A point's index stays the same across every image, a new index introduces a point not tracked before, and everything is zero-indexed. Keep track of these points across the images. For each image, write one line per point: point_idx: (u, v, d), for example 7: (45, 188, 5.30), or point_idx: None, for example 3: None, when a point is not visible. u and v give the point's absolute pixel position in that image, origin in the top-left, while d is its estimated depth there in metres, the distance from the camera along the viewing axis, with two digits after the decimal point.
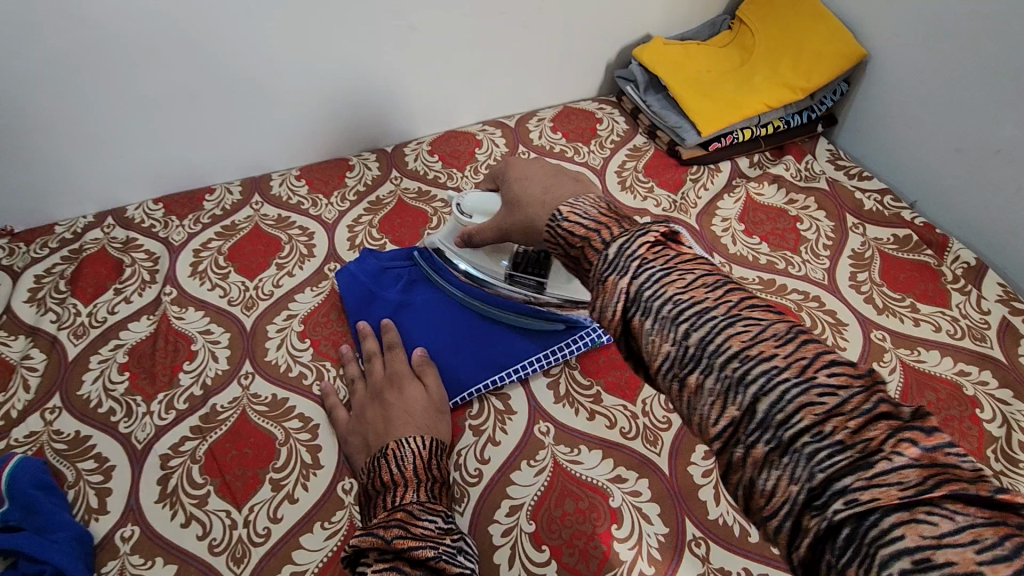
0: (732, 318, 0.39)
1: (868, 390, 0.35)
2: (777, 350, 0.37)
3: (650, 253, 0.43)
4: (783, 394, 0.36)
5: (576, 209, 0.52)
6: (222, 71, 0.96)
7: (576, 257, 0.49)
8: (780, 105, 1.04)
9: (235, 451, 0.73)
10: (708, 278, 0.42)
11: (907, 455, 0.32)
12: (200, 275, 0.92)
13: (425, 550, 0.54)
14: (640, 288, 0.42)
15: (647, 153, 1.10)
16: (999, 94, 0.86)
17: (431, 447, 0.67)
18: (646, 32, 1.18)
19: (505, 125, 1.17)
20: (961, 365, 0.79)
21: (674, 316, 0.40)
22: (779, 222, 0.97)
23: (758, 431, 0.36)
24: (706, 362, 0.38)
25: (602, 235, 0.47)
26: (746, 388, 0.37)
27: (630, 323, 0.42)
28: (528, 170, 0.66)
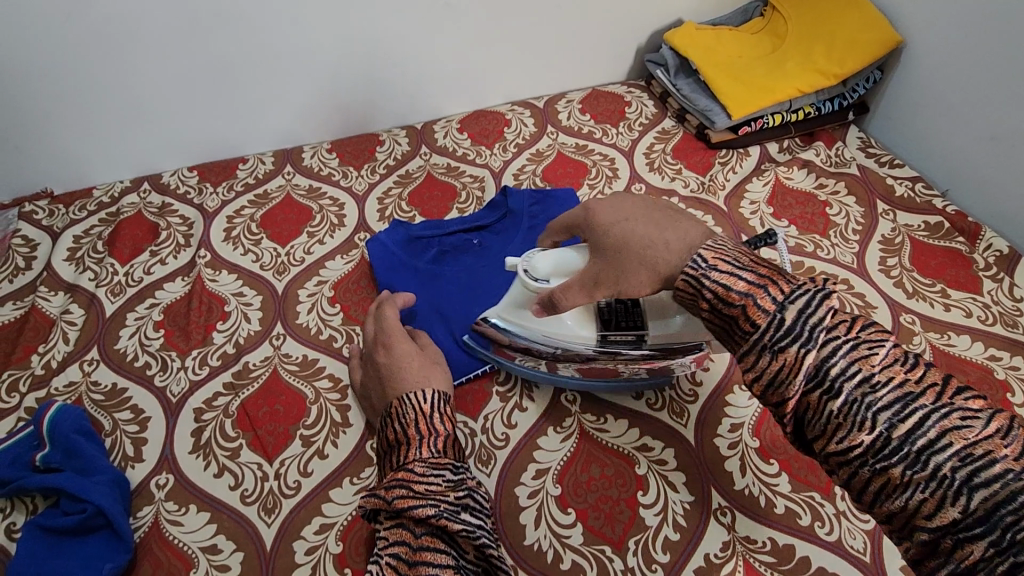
0: (944, 411, 0.41)
1: None
2: (1007, 450, 0.39)
3: (831, 322, 0.46)
4: (1009, 489, 0.38)
5: (720, 255, 0.52)
6: (259, 41, 0.97)
7: (732, 315, 0.50)
8: (812, 91, 1.04)
9: (267, 408, 0.74)
10: (897, 352, 0.45)
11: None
12: (233, 240, 0.94)
13: (425, 508, 0.55)
14: (827, 365, 0.45)
15: (676, 136, 1.10)
16: (1007, 95, 0.89)
17: (435, 401, 0.64)
18: (678, 16, 1.18)
19: (534, 106, 1.18)
20: (992, 350, 0.78)
21: (876, 403, 0.43)
22: (808, 206, 0.96)
23: (972, 519, 0.39)
24: (902, 452, 0.41)
25: (767, 293, 0.49)
26: (972, 489, 0.39)
27: (809, 398, 0.46)
28: (625, 212, 0.60)
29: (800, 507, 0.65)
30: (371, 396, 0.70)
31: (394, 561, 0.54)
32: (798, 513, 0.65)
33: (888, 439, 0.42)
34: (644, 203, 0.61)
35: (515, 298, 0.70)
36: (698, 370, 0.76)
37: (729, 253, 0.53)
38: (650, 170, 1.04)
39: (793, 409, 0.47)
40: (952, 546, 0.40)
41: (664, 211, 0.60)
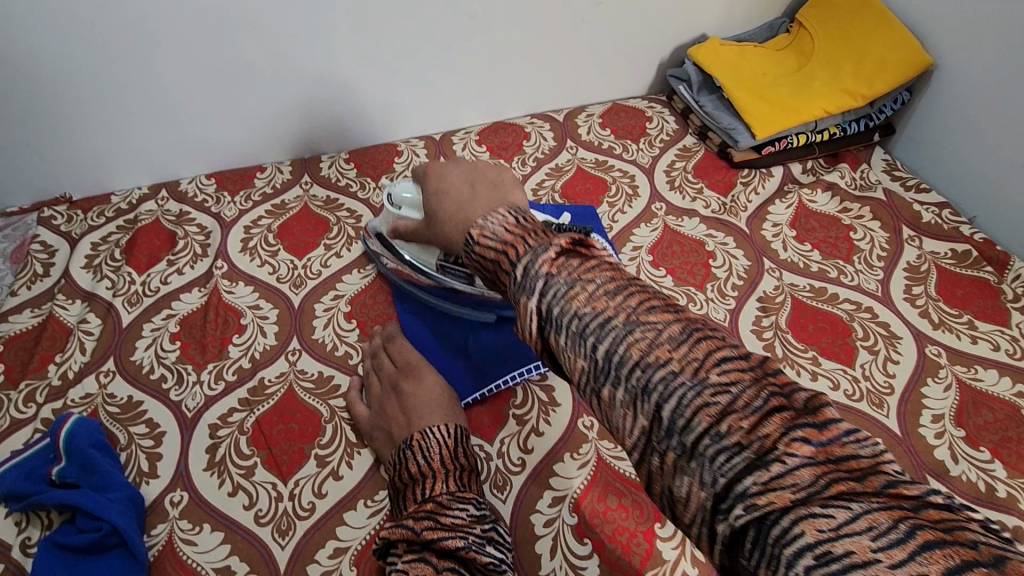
0: (631, 328, 0.39)
1: (759, 385, 0.35)
2: (675, 354, 0.37)
3: (554, 268, 0.42)
4: (680, 397, 0.36)
5: (484, 229, 0.51)
6: (283, 48, 0.97)
7: (492, 276, 0.49)
8: (839, 112, 1.02)
9: (282, 425, 0.74)
10: (611, 285, 0.41)
11: (800, 454, 0.32)
12: (250, 251, 0.94)
13: (454, 540, 0.54)
14: (549, 307, 0.41)
15: (697, 154, 1.09)
16: (1010, 94, 0.90)
17: (458, 438, 0.66)
18: (702, 31, 1.16)
19: (554, 119, 1.17)
20: (1020, 386, 0.76)
21: (582, 329, 0.39)
22: (832, 230, 0.95)
23: (666, 437, 0.36)
24: (614, 376, 0.38)
25: (511, 255, 0.46)
26: (650, 397, 0.36)
27: (549, 340, 0.42)
28: (444, 182, 0.63)
29: None
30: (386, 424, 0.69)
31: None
32: None
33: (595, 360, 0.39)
34: (470, 172, 0.63)
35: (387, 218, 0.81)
36: None
37: (495, 224, 0.50)
38: (670, 188, 1.03)
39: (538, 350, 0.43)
40: (663, 467, 0.36)
41: (478, 182, 0.61)
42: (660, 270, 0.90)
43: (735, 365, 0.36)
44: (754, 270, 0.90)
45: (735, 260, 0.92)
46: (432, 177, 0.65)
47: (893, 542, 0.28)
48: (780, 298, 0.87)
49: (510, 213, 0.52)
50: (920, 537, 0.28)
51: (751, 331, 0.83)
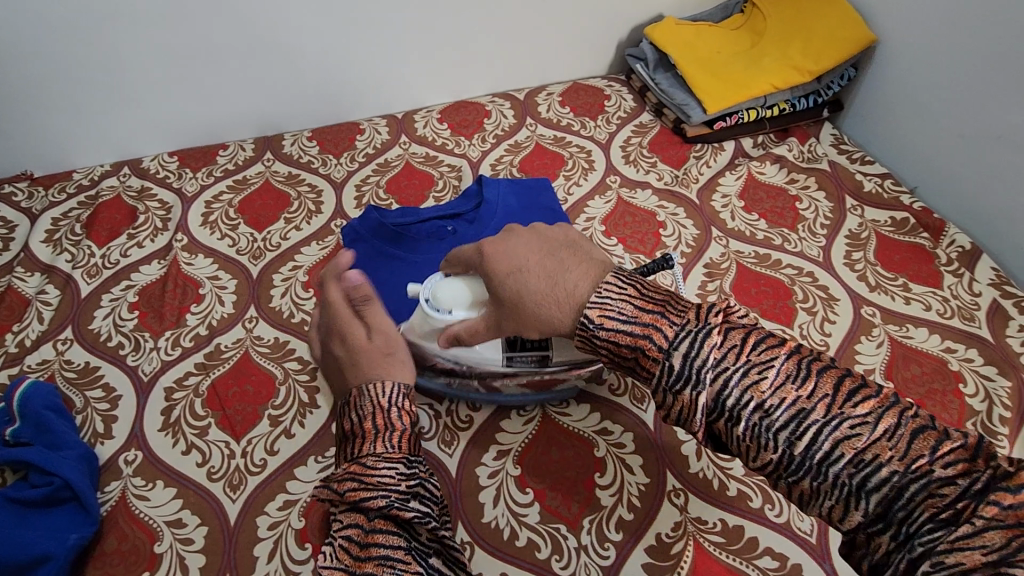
0: (836, 423, 0.44)
1: (981, 474, 0.41)
2: (892, 451, 0.43)
3: (721, 354, 0.48)
4: (904, 491, 0.42)
5: (607, 307, 0.53)
6: (241, 26, 0.98)
7: (630, 363, 0.53)
8: (787, 87, 1.05)
9: (237, 388, 0.76)
10: (790, 365, 0.47)
11: (989, 516, 0.39)
12: (211, 224, 0.95)
13: (377, 500, 0.54)
14: (723, 396, 0.47)
15: (652, 130, 1.11)
16: (960, 77, 0.92)
17: (393, 391, 0.63)
18: (659, 12, 1.19)
19: (515, 98, 1.19)
20: (949, 343, 0.79)
21: (773, 425, 0.46)
22: (778, 201, 0.98)
23: (884, 526, 0.43)
24: (808, 466, 0.45)
25: (655, 341, 0.50)
26: (868, 493, 0.43)
27: (717, 425, 0.49)
28: (517, 257, 0.59)
29: (750, 490, 0.67)
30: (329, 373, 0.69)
31: (345, 543, 0.54)
32: (749, 496, 0.67)
33: (790, 455, 0.45)
34: (532, 243, 0.60)
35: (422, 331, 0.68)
36: None
37: (615, 305, 0.53)
38: (625, 163, 1.06)
39: (708, 434, 0.49)
40: (870, 543, 0.44)
41: (556, 249, 0.59)
42: (612, 240, 0.93)
43: (959, 457, 0.42)
44: (703, 239, 0.93)
45: (684, 229, 0.94)
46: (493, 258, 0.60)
47: None
48: (725, 264, 0.90)
49: (624, 282, 0.54)
50: None
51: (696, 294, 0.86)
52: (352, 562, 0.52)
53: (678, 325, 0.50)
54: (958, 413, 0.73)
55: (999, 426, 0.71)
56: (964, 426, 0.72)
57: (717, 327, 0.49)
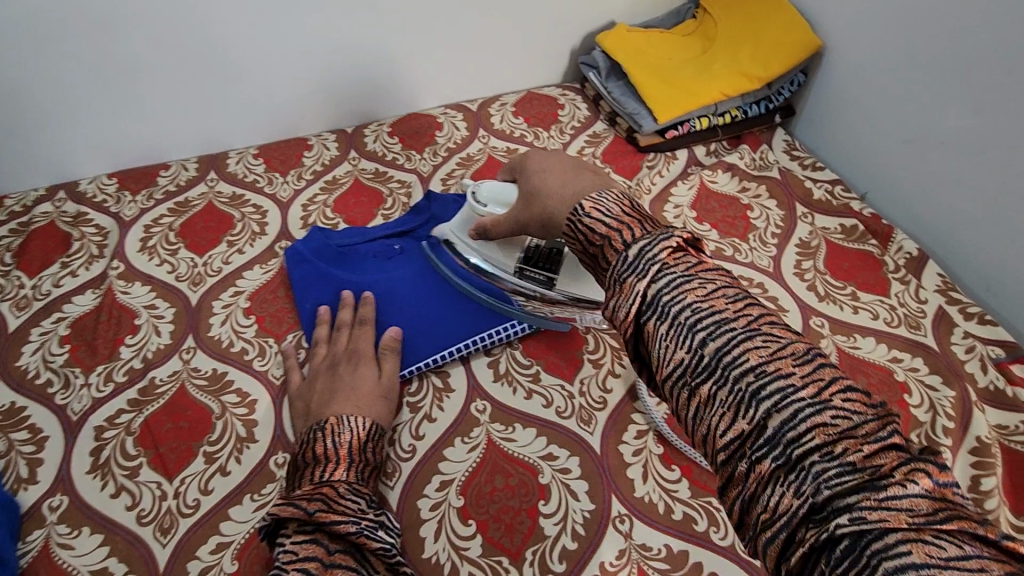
0: (751, 333, 0.40)
1: (882, 421, 0.37)
2: (796, 369, 0.38)
3: (671, 259, 0.45)
4: (797, 412, 0.37)
5: (599, 204, 0.52)
6: (176, 44, 0.95)
7: (595, 253, 0.50)
8: (737, 94, 1.05)
9: (171, 424, 0.73)
10: (729, 289, 0.43)
11: (919, 485, 0.34)
12: (149, 250, 0.92)
13: (346, 524, 0.55)
14: (658, 291, 0.43)
15: (606, 140, 1.10)
16: (903, 84, 0.92)
17: (375, 431, 0.68)
18: (611, 19, 1.18)
19: (467, 109, 1.17)
20: (895, 352, 0.79)
21: (695, 323, 0.41)
22: (730, 210, 0.97)
23: (768, 447, 0.37)
24: (715, 371, 0.40)
25: (624, 236, 0.48)
26: (761, 403, 0.38)
27: (644, 325, 0.44)
28: (546, 161, 0.64)
29: (696, 513, 0.66)
30: (307, 397, 0.72)
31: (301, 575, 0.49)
32: (695, 519, 0.66)
33: (701, 357, 0.40)
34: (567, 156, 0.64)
35: (460, 225, 0.78)
36: (609, 376, 0.78)
37: (607, 203, 0.52)
38: None
39: (628, 333, 0.45)
40: (750, 473, 0.37)
41: (581, 165, 0.61)
42: None
43: (861, 399, 0.38)
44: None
45: None
46: (533, 159, 0.66)
47: None
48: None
49: (621, 195, 0.53)
50: None
51: None
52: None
53: (649, 231, 0.48)
54: (902, 424, 0.73)
55: (942, 438, 0.71)
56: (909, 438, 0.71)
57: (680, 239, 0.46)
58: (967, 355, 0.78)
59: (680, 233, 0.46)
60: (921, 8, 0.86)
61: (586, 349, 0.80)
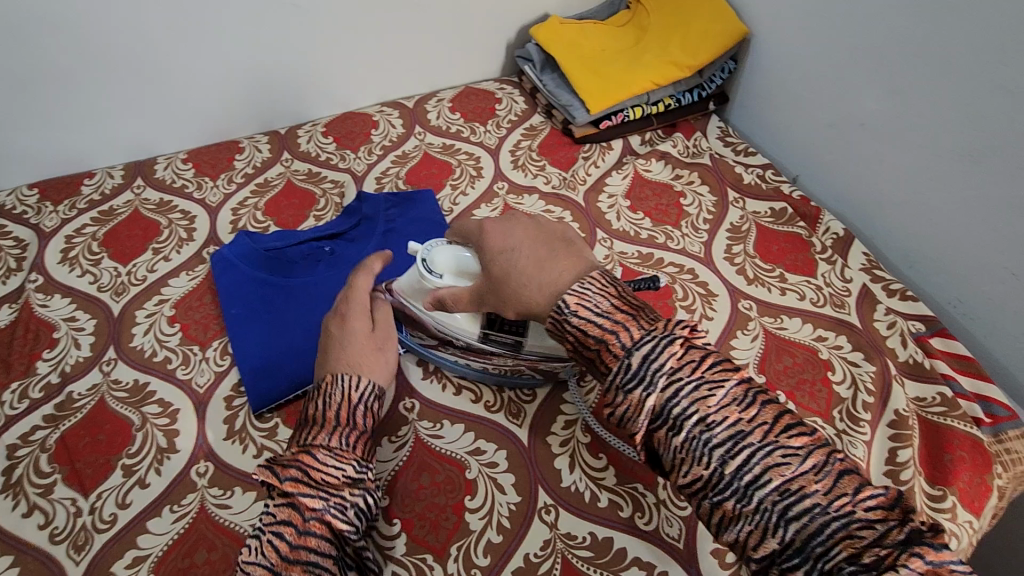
0: (769, 447, 0.47)
1: (901, 523, 0.44)
2: (818, 484, 0.45)
3: (677, 363, 0.51)
4: (823, 526, 0.44)
5: (584, 298, 0.57)
6: (89, 51, 0.92)
7: (592, 355, 0.56)
8: (668, 83, 1.06)
9: (89, 438, 0.71)
10: (738, 390, 0.50)
11: (913, 568, 0.42)
12: (70, 261, 0.90)
13: (315, 500, 0.54)
14: (667, 402, 0.50)
15: (542, 132, 1.10)
16: (824, 68, 0.93)
17: (370, 391, 0.62)
18: (544, 11, 1.18)
19: (404, 106, 1.16)
20: (819, 331, 0.81)
21: (712, 441, 0.48)
22: (663, 198, 0.98)
23: (795, 556, 0.45)
24: (734, 487, 0.47)
25: (621, 338, 0.54)
26: (789, 522, 0.45)
27: (656, 433, 0.51)
28: (513, 238, 0.64)
29: (622, 500, 0.67)
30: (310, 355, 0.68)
31: (275, 539, 0.52)
32: (620, 506, 0.66)
33: (722, 474, 0.47)
34: (533, 229, 0.65)
35: (410, 287, 0.70)
36: None
37: (592, 297, 0.57)
38: (513, 168, 1.04)
39: (645, 442, 0.52)
40: None
41: (547, 241, 0.63)
42: None
43: (878, 502, 0.45)
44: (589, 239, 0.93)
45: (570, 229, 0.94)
46: (492, 230, 0.66)
47: None
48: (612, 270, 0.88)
49: (604, 282, 0.59)
50: None
51: None
52: (281, 558, 0.51)
53: (646, 330, 0.54)
54: (825, 402, 0.74)
55: (862, 413, 0.72)
56: (831, 415, 0.73)
57: (677, 339, 0.52)
58: (889, 330, 0.80)
59: (678, 334, 0.53)
60: None
61: None
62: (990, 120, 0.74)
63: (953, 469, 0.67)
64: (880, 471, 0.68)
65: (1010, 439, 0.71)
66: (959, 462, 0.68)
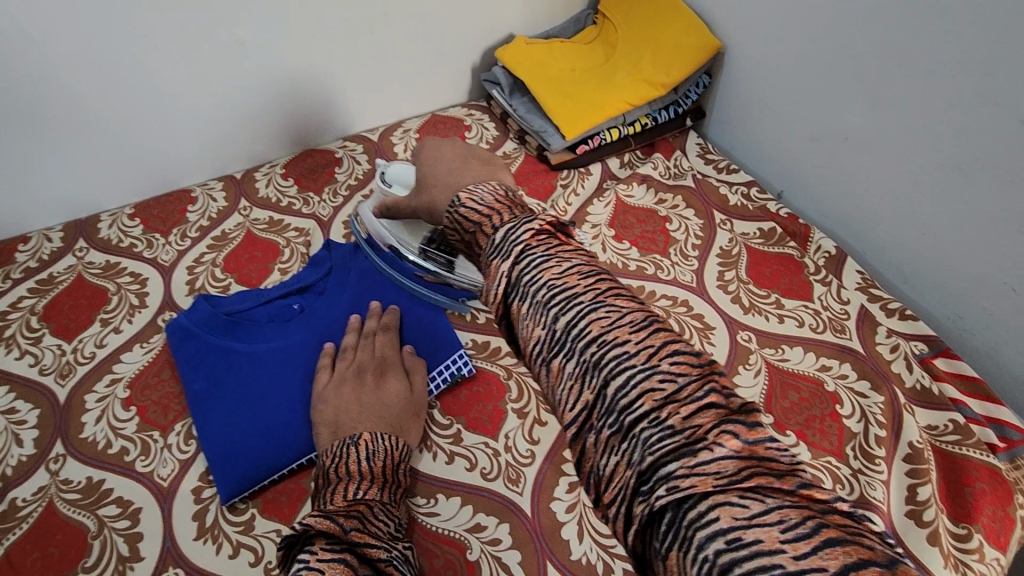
0: (595, 305, 0.43)
1: (703, 379, 0.39)
2: (632, 336, 0.41)
3: (534, 240, 0.47)
4: (629, 380, 0.39)
5: (473, 194, 0.54)
6: (11, 104, 0.83)
7: (469, 241, 0.53)
8: (644, 102, 1.02)
9: (38, 552, 0.63)
10: (583, 266, 0.45)
11: (727, 446, 0.36)
12: (7, 341, 0.81)
13: (378, 551, 0.53)
14: (520, 273, 0.45)
15: (517, 159, 1.05)
16: (803, 82, 0.90)
17: (404, 453, 0.67)
18: (509, 32, 1.13)
19: (368, 140, 1.10)
20: (823, 360, 0.77)
21: (542, 299, 0.44)
22: (648, 224, 0.94)
23: (607, 416, 0.40)
24: (564, 345, 0.43)
25: (494, 221, 0.50)
26: (600, 373, 0.41)
27: (511, 306, 0.46)
28: (438, 154, 0.65)
29: None
30: (335, 406, 0.69)
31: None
32: None
33: (553, 333, 0.43)
34: (462, 144, 0.66)
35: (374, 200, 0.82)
36: (536, 426, 0.73)
37: (482, 191, 0.54)
38: None
39: (496, 313, 0.48)
40: (597, 446, 0.40)
41: (470, 155, 0.64)
42: None
43: (687, 360, 0.40)
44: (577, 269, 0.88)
45: None
46: (427, 143, 0.67)
47: (798, 535, 0.32)
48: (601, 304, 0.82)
49: (498, 185, 0.56)
50: (824, 534, 0.32)
51: None
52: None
53: (518, 214, 0.51)
54: (837, 438, 0.71)
55: (876, 449, 0.69)
56: (844, 453, 0.69)
57: (547, 222, 0.49)
58: (893, 354, 0.77)
59: (546, 217, 0.49)
60: (812, 6, 0.85)
61: (510, 399, 0.75)
62: (980, 132, 0.71)
63: (975, 504, 0.64)
64: (902, 512, 0.65)
65: None
66: (981, 496, 0.65)
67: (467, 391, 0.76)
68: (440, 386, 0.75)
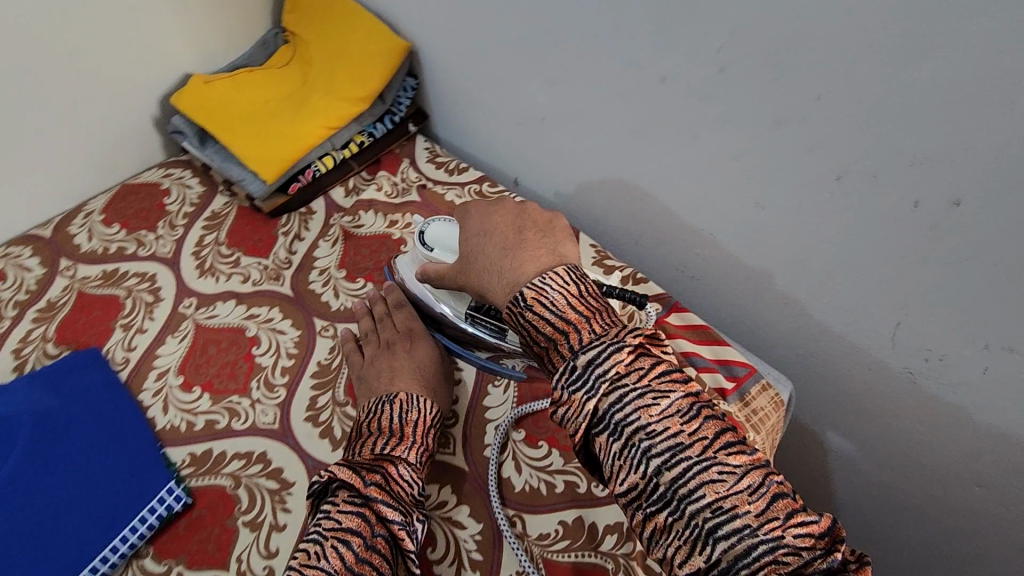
0: (708, 463, 0.47)
1: (827, 553, 0.44)
2: (751, 505, 0.45)
3: (623, 370, 0.50)
4: (749, 548, 0.44)
5: (542, 295, 0.55)
6: None
7: (541, 351, 0.56)
8: (350, 121, 0.93)
9: None
10: (684, 403, 0.50)
11: None
12: None
13: (393, 513, 0.54)
14: (610, 409, 0.50)
15: (228, 217, 0.92)
16: (491, 66, 0.85)
17: (437, 417, 0.67)
18: (183, 72, 0.98)
19: (40, 238, 0.91)
20: None
21: (650, 448, 0.48)
22: (381, 253, 0.86)
23: None
24: (666, 499, 0.47)
25: (570, 340, 0.53)
26: (714, 541, 0.45)
27: (597, 438, 0.51)
28: (489, 225, 0.65)
29: None
30: (368, 377, 0.70)
31: (341, 547, 0.50)
32: None
33: (657, 485, 0.48)
34: (510, 218, 0.65)
35: (411, 260, 0.76)
36: (273, 535, 0.63)
37: (549, 294, 0.55)
38: (200, 275, 0.85)
39: (584, 443, 0.52)
40: None
41: (522, 228, 0.63)
42: (193, 393, 0.74)
43: (806, 530, 0.45)
44: (300, 356, 0.76)
45: (281, 336, 0.78)
46: (473, 218, 0.68)
47: None
48: (324, 415, 0.71)
49: (567, 279, 0.57)
50: None
51: (307, 421, 0.71)
52: (346, 568, 0.49)
53: (594, 334, 0.53)
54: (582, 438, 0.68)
55: None
56: None
57: (628, 347, 0.52)
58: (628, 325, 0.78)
59: (629, 342, 0.52)
60: None
61: (241, 512, 0.65)
62: (632, 91, 0.70)
63: None
64: None
65: (754, 397, 0.71)
66: None
67: (188, 520, 0.65)
68: (146, 533, 0.63)
